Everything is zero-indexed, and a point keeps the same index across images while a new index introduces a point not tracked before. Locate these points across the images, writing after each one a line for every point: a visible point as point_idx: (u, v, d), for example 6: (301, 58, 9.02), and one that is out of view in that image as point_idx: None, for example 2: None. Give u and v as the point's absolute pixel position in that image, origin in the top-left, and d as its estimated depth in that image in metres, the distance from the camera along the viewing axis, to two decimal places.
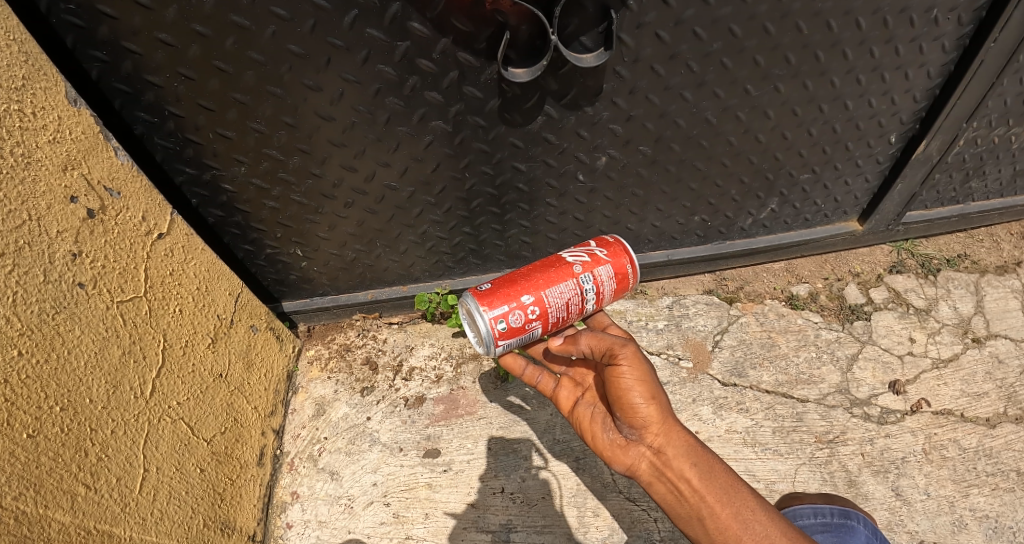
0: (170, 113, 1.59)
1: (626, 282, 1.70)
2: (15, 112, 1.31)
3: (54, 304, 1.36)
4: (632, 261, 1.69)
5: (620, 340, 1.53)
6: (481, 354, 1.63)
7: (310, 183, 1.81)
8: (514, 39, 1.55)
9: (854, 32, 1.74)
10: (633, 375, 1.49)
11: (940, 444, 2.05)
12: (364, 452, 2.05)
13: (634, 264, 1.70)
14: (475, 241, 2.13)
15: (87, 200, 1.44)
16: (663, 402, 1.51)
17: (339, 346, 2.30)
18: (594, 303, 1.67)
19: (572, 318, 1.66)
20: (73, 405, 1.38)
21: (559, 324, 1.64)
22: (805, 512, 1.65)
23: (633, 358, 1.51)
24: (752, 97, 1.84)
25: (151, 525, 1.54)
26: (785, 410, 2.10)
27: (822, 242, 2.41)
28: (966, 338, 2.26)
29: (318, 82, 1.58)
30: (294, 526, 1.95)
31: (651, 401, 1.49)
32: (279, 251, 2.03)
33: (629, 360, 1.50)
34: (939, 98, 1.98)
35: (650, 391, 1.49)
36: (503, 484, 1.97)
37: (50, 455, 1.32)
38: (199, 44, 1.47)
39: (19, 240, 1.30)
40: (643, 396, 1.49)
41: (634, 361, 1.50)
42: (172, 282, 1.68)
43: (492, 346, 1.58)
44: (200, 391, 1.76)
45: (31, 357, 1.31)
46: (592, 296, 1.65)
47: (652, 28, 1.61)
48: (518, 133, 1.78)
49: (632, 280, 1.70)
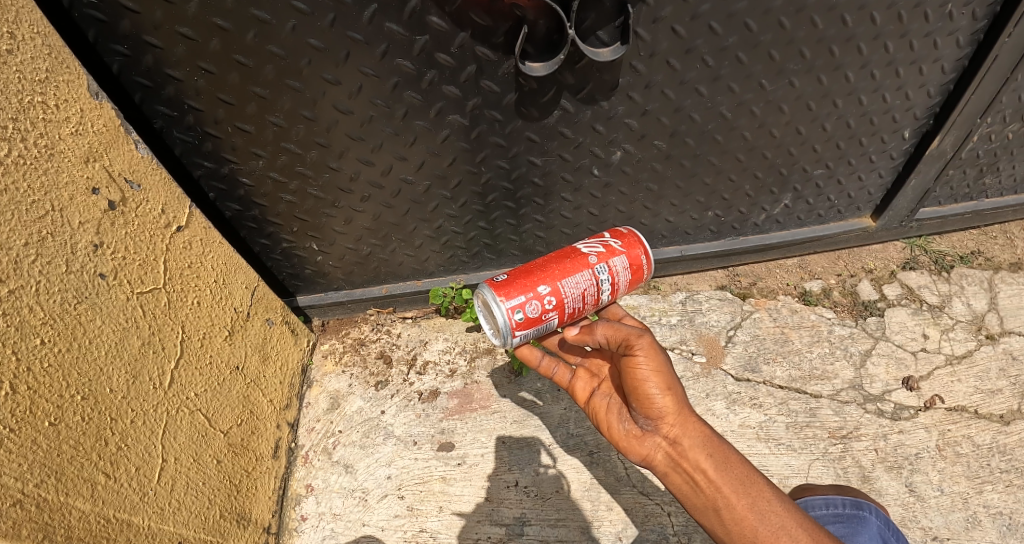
0: (190, 107, 1.60)
1: (640, 274, 1.71)
2: (38, 104, 1.32)
3: (76, 293, 1.38)
4: (645, 253, 1.70)
5: (637, 330, 1.54)
6: (498, 345, 1.63)
7: (327, 177, 1.82)
8: (531, 33, 1.55)
9: (869, 27, 1.74)
10: (649, 366, 1.49)
11: (953, 440, 2.04)
12: (378, 445, 2.06)
13: (648, 256, 1.70)
14: (489, 236, 2.14)
15: (108, 192, 1.46)
16: (679, 393, 1.51)
17: (353, 340, 2.31)
18: (608, 294, 1.67)
19: (587, 309, 1.66)
20: (94, 394, 1.39)
21: (574, 315, 1.65)
22: (817, 503, 1.65)
23: (649, 349, 1.51)
24: (766, 91, 1.84)
25: (169, 515, 1.55)
26: (798, 405, 2.10)
27: (834, 238, 2.40)
28: (979, 335, 2.26)
29: (337, 76, 1.59)
30: (308, 519, 1.96)
31: (667, 393, 1.50)
32: (294, 245, 2.04)
33: (645, 351, 1.50)
34: (953, 93, 1.97)
35: (666, 383, 1.50)
36: (517, 478, 1.98)
37: (71, 444, 1.33)
38: (219, 39, 1.48)
39: (42, 230, 1.31)
40: (659, 387, 1.49)
41: (650, 352, 1.50)
42: (190, 274, 1.69)
43: (509, 337, 1.58)
44: (217, 383, 1.77)
45: (54, 346, 1.32)
46: (607, 287, 1.65)
47: (668, 22, 1.62)
48: (534, 127, 1.79)
49: (646, 271, 1.71)
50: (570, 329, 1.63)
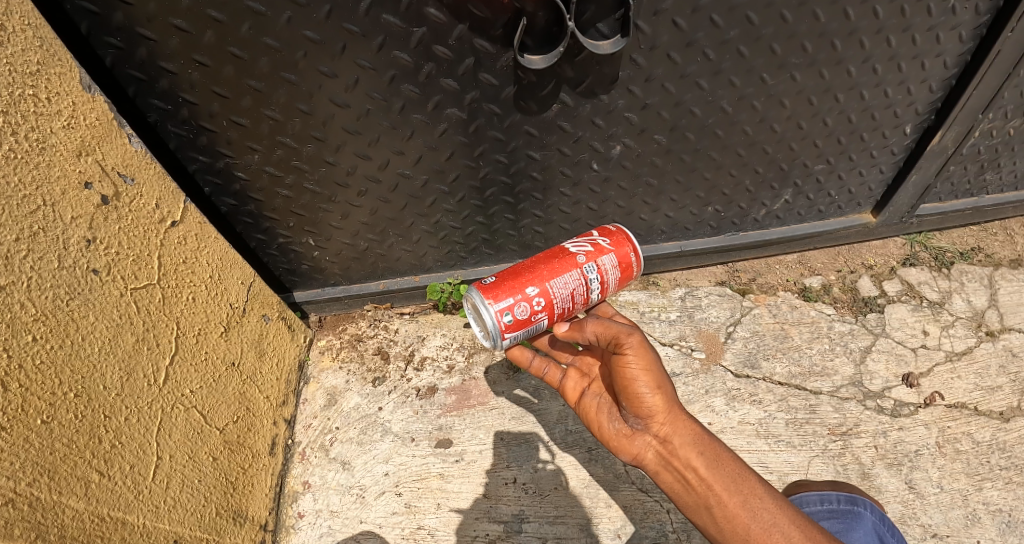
0: (184, 100, 1.58)
1: (630, 271, 1.69)
2: (29, 97, 1.30)
3: (68, 290, 1.36)
4: (635, 250, 1.67)
5: (626, 328, 1.52)
6: (489, 347, 1.62)
7: (324, 171, 1.80)
8: (531, 25, 1.53)
9: (872, 21, 1.72)
10: (639, 364, 1.48)
11: (954, 437, 2.03)
12: (375, 442, 2.05)
13: (637, 254, 1.68)
14: (488, 231, 2.12)
15: (101, 186, 1.44)
16: (669, 391, 1.50)
17: (350, 336, 2.30)
18: (598, 292, 1.66)
19: (577, 308, 1.65)
20: (87, 391, 1.38)
21: (564, 314, 1.63)
22: (812, 499, 1.63)
23: (639, 347, 1.49)
24: (767, 85, 1.82)
25: (164, 513, 1.54)
26: (798, 402, 2.09)
27: (834, 234, 2.39)
28: (980, 331, 2.25)
29: (333, 69, 1.57)
30: (305, 516, 1.94)
31: (657, 391, 1.48)
32: (291, 240, 2.02)
33: (635, 349, 1.49)
34: (955, 88, 1.96)
35: (656, 381, 1.48)
36: (516, 474, 1.97)
37: (63, 442, 1.32)
38: (214, 31, 1.46)
39: (33, 226, 1.29)
40: (649, 386, 1.48)
41: (640, 350, 1.49)
42: (185, 270, 1.67)
43: (499, 340, 1.57)
44: (212, 380, 1.76)
45: (46, 342, 1.30)
46: (596, 286, 1.64)
47: (668, 15, 1.60)
48: (533, 121, 1.77)
49: (635, 268, 1.69)
50: (560, 326, 1.61)
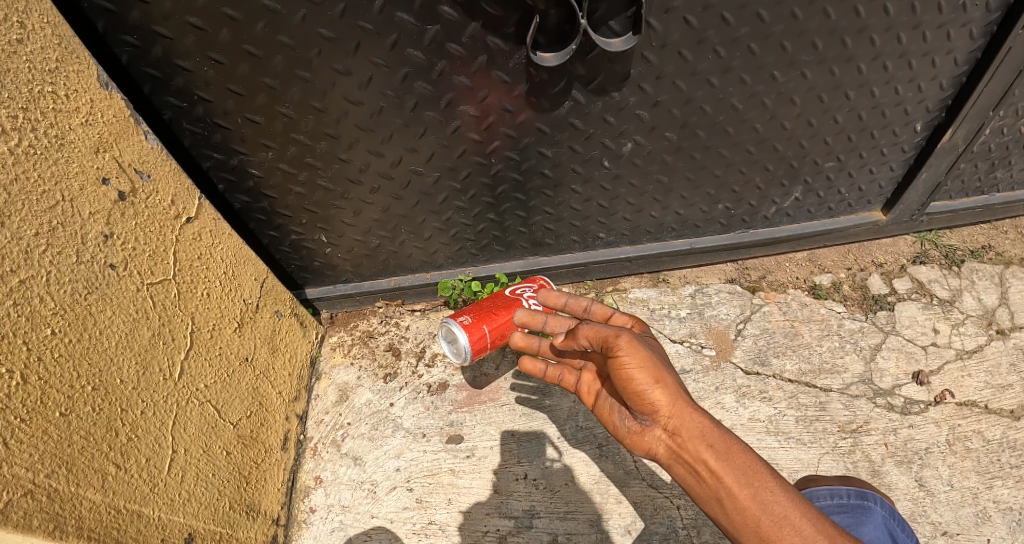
0: (199, 98, 1.60)
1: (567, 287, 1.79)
2: (48, 94, 1.32)
3: (86, 285, 1.37)
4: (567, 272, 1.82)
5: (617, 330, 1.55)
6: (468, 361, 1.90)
7: (336, 168, 1.82)
8: (543, 23, 1.54)
9: (882, 18, 1.72)
10: (634, 362, 1.49)
11: (964, 435, 2.03)
12: (387, 438, 2.06)
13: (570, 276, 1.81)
14: (499, 228, 2.13)
15: (118, 182, 1.46)
16: (671, 386, 1.49)
17: (361, 332, 2.31)
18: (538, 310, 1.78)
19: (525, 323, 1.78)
20: (104, 385, 1.39)
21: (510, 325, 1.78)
22: (822, 493, 1.62)
23: (630, 346, 1.51)
24: (777, 83, 1.83)
25: (179, 506, 1.55)
26: (808, 399, 2.09)
27: (845, 232, 2.39)
28: (990, 330, 2.24)
29: (347, 66, 1.58)
30: (317, 511, 1.96)
31: (657, 386, 1.48)
32: (303, 237, 2.04)
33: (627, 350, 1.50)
34: (966, 85, 1.96)
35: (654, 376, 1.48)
36: (526, 470, 1.98)
37: (81, 435, 1.33)
38: (229, 29, 1.48)
39: (52, 221, 1.31)
40: (648, 381, 1.48)
41: (632, 349, 1.50)
42: (200, 266, 1.69)
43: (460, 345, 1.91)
44: (226, 375, 1.77)
45: (64, 336, 1.32)
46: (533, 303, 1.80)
47: (679, 13, 1.60)
48: (545, 118, 1.78)
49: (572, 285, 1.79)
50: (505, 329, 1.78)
